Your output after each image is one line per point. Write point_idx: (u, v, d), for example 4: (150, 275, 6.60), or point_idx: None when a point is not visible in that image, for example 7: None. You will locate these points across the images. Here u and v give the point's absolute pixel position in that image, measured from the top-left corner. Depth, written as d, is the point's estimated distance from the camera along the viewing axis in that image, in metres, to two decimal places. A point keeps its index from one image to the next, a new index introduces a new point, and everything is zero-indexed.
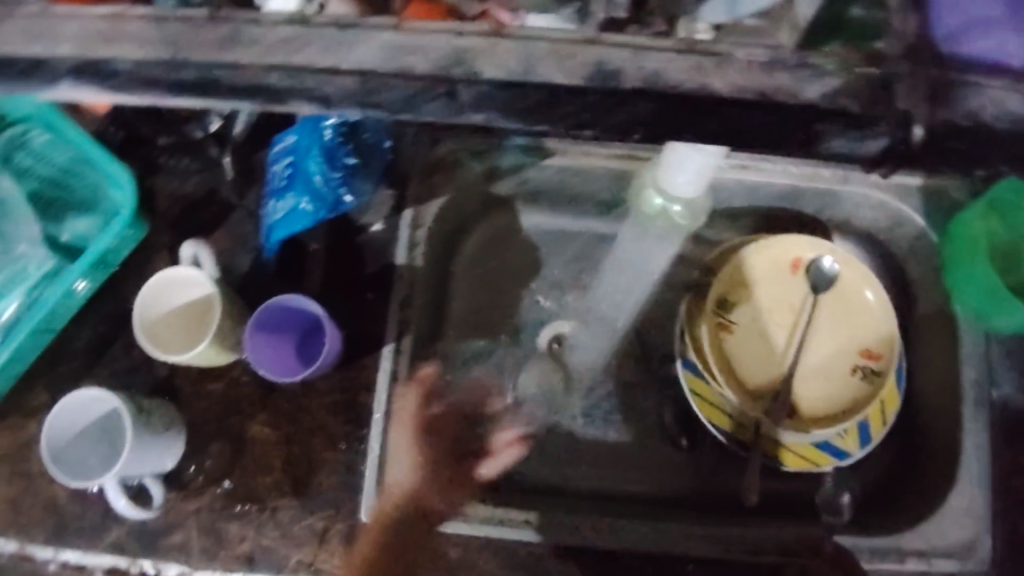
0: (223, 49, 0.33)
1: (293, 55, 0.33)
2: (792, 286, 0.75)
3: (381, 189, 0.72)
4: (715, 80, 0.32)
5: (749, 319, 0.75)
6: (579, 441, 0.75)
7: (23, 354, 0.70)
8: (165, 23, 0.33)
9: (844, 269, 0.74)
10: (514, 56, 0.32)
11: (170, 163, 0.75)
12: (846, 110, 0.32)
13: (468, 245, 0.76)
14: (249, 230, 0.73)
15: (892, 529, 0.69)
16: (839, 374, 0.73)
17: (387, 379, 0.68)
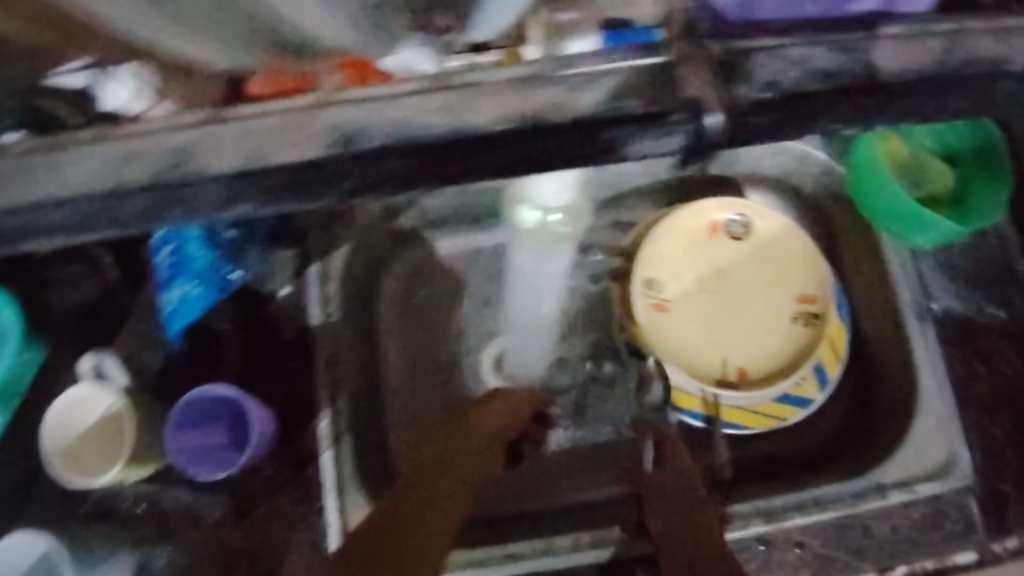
0: None
1: None
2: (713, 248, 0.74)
3: (277, 252, 0.69)
4: None
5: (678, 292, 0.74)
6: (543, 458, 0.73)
7: None
8: None
9: (759, 222, 0.74)
10: (321, 130, 0.34)
11: (54, 277, 0.71)
12: (627, 112, 0.33)
13: (383, 294, 0.74)
14: (152, 325, 0.69)
15: (867, 467, 0.69)
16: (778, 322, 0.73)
17: (328, 445, 0.66)
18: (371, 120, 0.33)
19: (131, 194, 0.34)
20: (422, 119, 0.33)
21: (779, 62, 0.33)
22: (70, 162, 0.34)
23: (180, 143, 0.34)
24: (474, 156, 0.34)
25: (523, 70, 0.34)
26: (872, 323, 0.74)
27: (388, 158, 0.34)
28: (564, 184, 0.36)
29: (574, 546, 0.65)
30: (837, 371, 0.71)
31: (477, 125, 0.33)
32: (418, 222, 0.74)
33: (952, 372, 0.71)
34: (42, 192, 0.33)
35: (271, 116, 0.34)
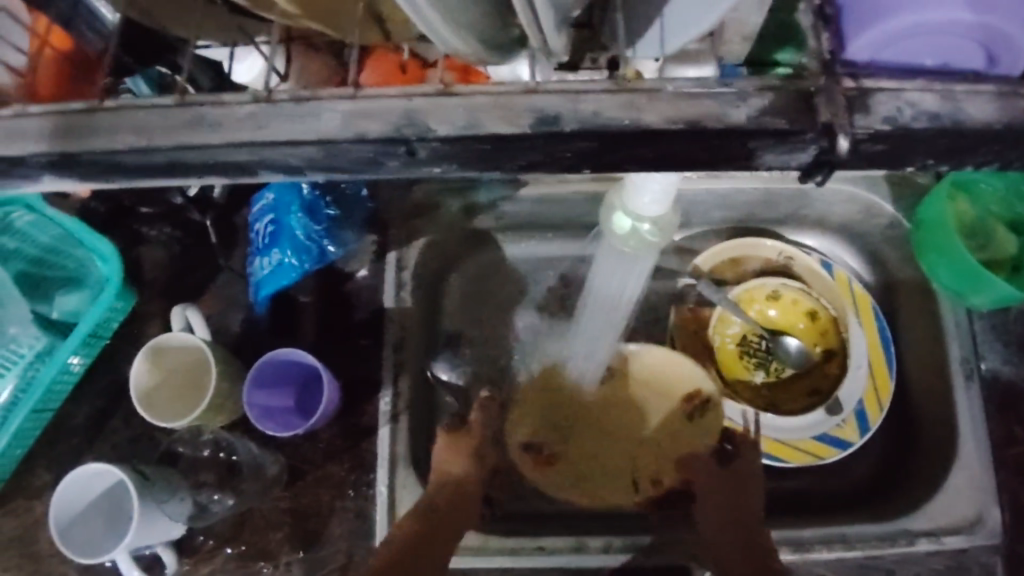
0: (179, 133, 0.34)
1: (239, 133, 0.34)
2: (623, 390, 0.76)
3: (365, 237, 0.73)
4: (636, 112, 0.33)
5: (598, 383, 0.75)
6: None
7: (23, 433, 0.72)
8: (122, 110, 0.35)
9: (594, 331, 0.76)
10: (458, 114, 0.33)
11: (153, 234, 0.77)
12: (772, 127, 0.32)
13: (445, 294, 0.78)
14: (238, 290, 0.74)
15: (897, 515, 0.70)
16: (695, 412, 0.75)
17: (387, 421, 0.69)
18: (533, 107, 0.33)
19: (345, 147, 0.34)
20: (549, 106, 0.33)
21: (897, 101, 0.33)
22: (304, 119, 0.34)
23: (396, 108, 0.34)
24: (613, 155, 0.34)
25: (697, 83, 0.33)
26: (918, 375, 0.76)
27: (526, 146, 0.33)
28: (660, 195, 0.39)
29: (606, 549, 0.67)
30: (879, 419, 0.74)
31: (650, 124, 0.33)
32: (492, 225, 0.78)
33: (993, 435, 0.72)
34: (267, 139, 0.34)
35: (480, 97, 0.33)
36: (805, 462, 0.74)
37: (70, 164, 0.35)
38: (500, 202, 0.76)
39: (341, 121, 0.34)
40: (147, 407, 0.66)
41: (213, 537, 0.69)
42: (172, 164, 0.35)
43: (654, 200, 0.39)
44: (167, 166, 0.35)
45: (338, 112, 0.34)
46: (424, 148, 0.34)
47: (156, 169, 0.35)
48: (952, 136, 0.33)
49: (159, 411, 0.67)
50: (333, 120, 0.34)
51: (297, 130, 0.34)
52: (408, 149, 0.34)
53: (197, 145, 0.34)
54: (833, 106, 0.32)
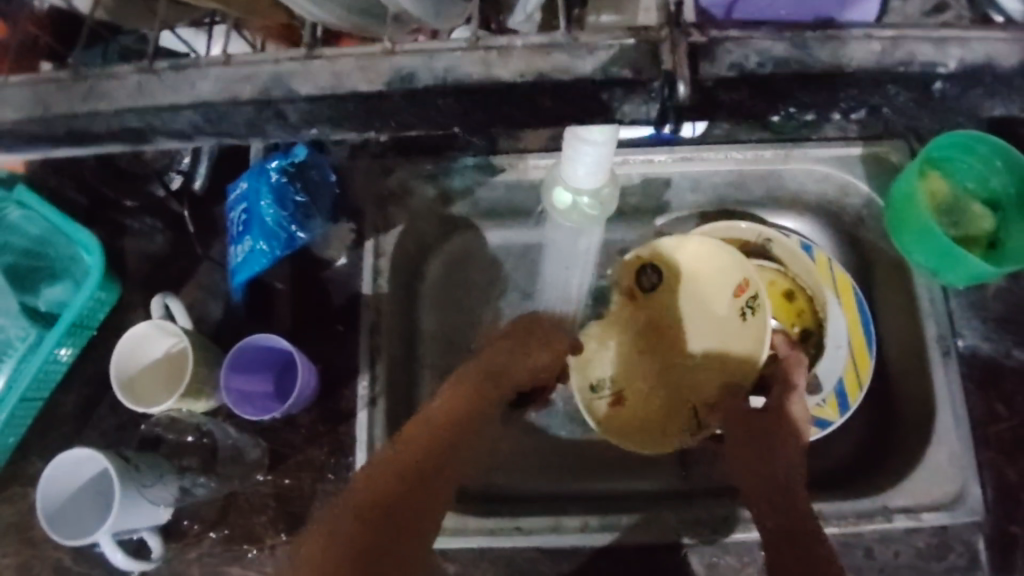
0: (86, 104, 0.35)
1: (140, 99, 0.35)
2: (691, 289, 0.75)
3: (339, 224, 0.74)
4: (535, 70, 0.33)
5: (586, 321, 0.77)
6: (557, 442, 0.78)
7: (15, 420, 0.73)
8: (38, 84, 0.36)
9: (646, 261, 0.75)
10: (321, 75, 0.34)
11: (136, 226, 0.78)
12: (616, 79, 0.33)
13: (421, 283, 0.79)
14: (218, 279, 0.76)
15: (876, 492, 0.70)
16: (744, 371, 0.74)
17: (365, 405, 0.70)
18: (379, 65, 0.34)
19: (223, 110, 0.35)
20: (442, 63, 0.34)
21: (744, 50, 0.32)
22: (180, 87, 0.35)
23: (266, 74, 0.34)
24: (478, 109, 0.35)
25: (543, 36, 0.33)
26: (896, 353, 0.76)
27: (399, 103, 0.34)
28: (593, 170, 0.39)
29: (583, 528, 0.68)
30: (858, 397, 0.75)
31: (499, 77, 0.33)
32: (469, 211, 0.79)
33: (972, 411, 0.72)
34: (154, 106, 0.35)
35: (344, 60, 0.34)
36: None
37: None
38: (475, 187, 0.77)
39: (216, 85, 0.34)
40: (128, 393, 0.68)
41: (197, 522, 0.70)
42: (113, 135, 0.36)
43: (591, 170, 0.39)
44: (65, 136, 0.36)
45: (212, 77, 0.35)
46: (322, 105, 0.35)
47: (62, 140, 0.36)
48: (806, 79, 0.33)
49: (139, 396, 0.69)
50: (208, 84, 0.34)
51: (207, 93, 0.34)
52: (277, 110, 0.34)
53: (127, 111, 0.35)
54: (674, 54, 0.32)
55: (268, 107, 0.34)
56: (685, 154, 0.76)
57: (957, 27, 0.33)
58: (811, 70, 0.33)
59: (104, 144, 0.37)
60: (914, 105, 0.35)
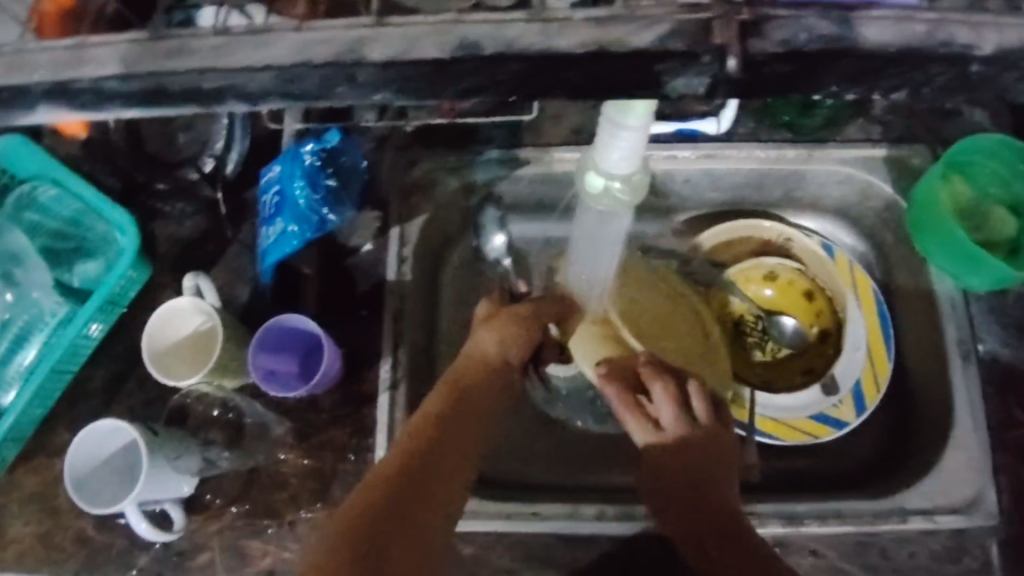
0: (161, 62, 0.36)
1: (218, 60, 0.35)
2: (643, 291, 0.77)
3: (364, 212, 0.76)
4: (573, 38, 0.34)
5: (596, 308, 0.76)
6: (571, 430, 0.78)
7: (45, 391, 0.75)
8: (88, 46, 0.36)
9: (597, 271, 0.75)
10: (395, 41, 0.35)
11: (168, 208, 0.80)
12: (675, 49, 0.34)
13: (442, 274, 0.80)
14: (246, 261, 0.77)
15: (892, 494, 0.71)
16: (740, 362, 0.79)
17: (387, 388, 0.72)
18: (437, 38, 0.35)
19: (298, 71, 0.35)
20: (507, 33, 0.34)
21: (795, 26, 0.34)
22: (257, 48, 0.35)
23: (341, 40, 0.35)
24: (542, 76, 0.35)
25: (605, 9, 0.34)
26: (916, 358, 0.77)
27: (461, 70, 0.35)
28: (630, 157, 0.40)
29: (599, 516, 0.69)
30: (875, 398, 0.75)
31: (559, 48, 0.34)
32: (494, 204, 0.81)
33: (991, 415, 0.72)
34: (232, 65, 0.35)
35: (417, 27, 0.35)
36: (796, 439, 0.75)
37: (67, 93, 0.36)
38: (499, 181, 0.78)
39: (292, 47, 0.35)
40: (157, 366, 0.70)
41: (220, 496, 0.71)
42: (187, 94, 0.36)
43: (622, 155, 0.40)
44: (142, 93, 0.36)
45: (288, 42, 0.35)
46: (390, 70, 0.35)
47: (136, 96, 0.36)
48: (838, 58, 0.34)
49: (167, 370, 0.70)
50: (285, 46, 0.35)
51: (283, 56, 0.35)
52: (352, 73, 0.35)
53: (207, 71, 0.36)
54: (726, 28, 0.33)
55: (343, 69, 0.35)
56: (714, 153, 0.77)
57: (989, 16, 0.34)
58: (845, 57, 0.34)
59: (178, 104, 0.37)
60: (946, 90, 0.35)
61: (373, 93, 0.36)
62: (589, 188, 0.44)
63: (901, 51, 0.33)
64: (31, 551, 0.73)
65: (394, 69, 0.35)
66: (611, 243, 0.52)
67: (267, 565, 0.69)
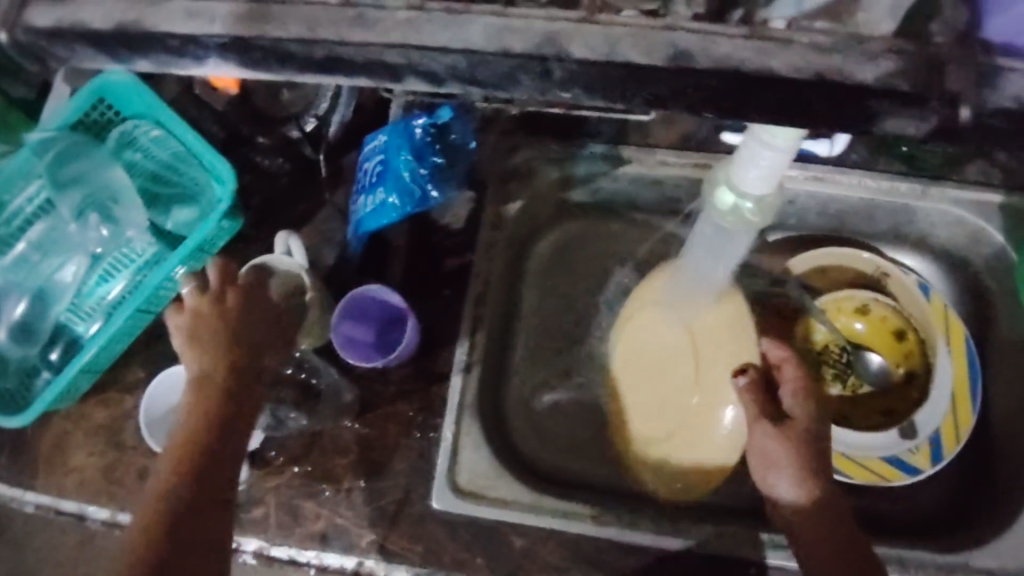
0: (344, 29, 0.34)
1: (406, 36, 0.34)
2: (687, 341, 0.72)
3: (462, 193, 0.75)
4: (776, 59, 0.33)
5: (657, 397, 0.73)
6: None
7: (124, 329, 0.76)
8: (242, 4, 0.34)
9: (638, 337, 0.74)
10: (595, 38, 0.33)
11: (265, 163, 0.81)
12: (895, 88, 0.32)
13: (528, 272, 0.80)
14: (336, 226, 0.78)
15: (956, 548, 0.68)
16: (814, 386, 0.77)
17: (460, 371, 0.72)
18: (619, 35, 0.33)
19: (489, 59, 0.34)
20: (724, 48, 0.33)
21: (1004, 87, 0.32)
22: (454, 27, 0.34)
23: (539, 30, 0.33)
24: (738, 92, 0.33)
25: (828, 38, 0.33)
26: (1002, 415, 0.75)
27: (656, 75, 0.33)
28: (763, 180, 0.39)
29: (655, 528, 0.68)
30: (954, 449, 0.73)
31: (773, 70, 0.33)
32: (587, 199, 0.80)
33: None
34: (428, 43, 0.34)
35: (616, 28, 0.33)
36: (867, 480, 0.73)
37: (243, 48, 0.35)
38: (596, 176, 0.77)
39: (487, 34, 0.34)
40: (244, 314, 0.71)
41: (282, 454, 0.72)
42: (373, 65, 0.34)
43: (755, 176, 0.39)
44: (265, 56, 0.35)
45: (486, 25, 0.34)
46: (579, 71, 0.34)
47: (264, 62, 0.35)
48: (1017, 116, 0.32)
49: None
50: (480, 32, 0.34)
51: (480, 41, 0.33)
52: (555, 62, 0.33)
53: (405, 46, 0.34)
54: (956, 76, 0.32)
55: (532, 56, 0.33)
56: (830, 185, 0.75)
57: None
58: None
59: (354, 74, 0.35)
60: None
61: (563, 89, 0.35)
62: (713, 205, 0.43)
63: None
64: (95, 479, 0.74)
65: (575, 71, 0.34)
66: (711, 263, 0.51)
67: (320, 529, 0.69)
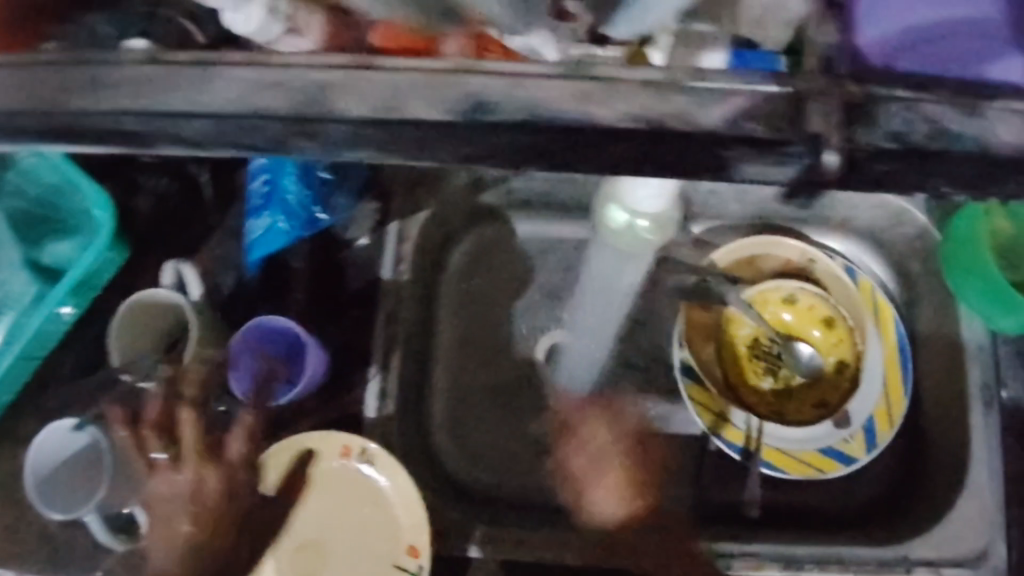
0: (115, 96, 0.35)
1: (161, 99, 0.35)
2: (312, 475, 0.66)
3: (363, 202, 0.70)
4: (596, 107, 0.33)
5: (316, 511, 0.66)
6: None
7: (8, 378, 0.71)
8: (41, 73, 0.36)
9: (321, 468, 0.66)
10: (375, 89, 0.34)
11: (152, 185, 0.75)
12: (747, 133, 0.33)
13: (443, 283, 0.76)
14: (233, 249, 0.73)
15: (897, 540, 0.68)
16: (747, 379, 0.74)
17: (375, 398, 0.68)
18: (475, 86, 0.33)
19: (260, 120, 0.34)
20: (529, 93, 0.33)
21: (904, 113, 0.33)
22: (200, 87, 0.34)
23: (310, 83, 0.34)
24: (593, 149, 0.34)
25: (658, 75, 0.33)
26: (933, 398, 0.73)
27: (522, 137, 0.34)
28: (658, 195, 0.37)
29: None
30: (888, 436, 0.71)
31: (597, 117, 0.33)
32: (500, 201, 0.76)
33: (1008, 467, 0.69)
34: (175, 109, 0.35)
35: (404, 73, 0.34)
36: (802, 474, 0.71)
37: (29, 120, 0.36)
38: (508, 178, 0.74)
39: (249, 90, 0.34)
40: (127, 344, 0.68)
41: None
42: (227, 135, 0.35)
43: (650, 195, 0.37)
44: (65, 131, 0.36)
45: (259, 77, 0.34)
46: (442, 136, 0.34)
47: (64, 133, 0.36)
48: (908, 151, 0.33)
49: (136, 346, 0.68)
50: (246, 87, 0.34)
51: (234, 101, 0.34)
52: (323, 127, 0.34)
53: (255, 117, 0.34)
54: (823, 119, 0.32)
55: (381, 117, 0.34)
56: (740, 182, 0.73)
57: (1009, 99, 0.33)
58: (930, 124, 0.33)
59: (144, 142, 0.36)
60: (993, 161, 0.33)
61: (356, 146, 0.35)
62: (605, 227, 0.40)
63: (993, 136, 0.33)
64: None
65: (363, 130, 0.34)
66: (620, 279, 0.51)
67: None
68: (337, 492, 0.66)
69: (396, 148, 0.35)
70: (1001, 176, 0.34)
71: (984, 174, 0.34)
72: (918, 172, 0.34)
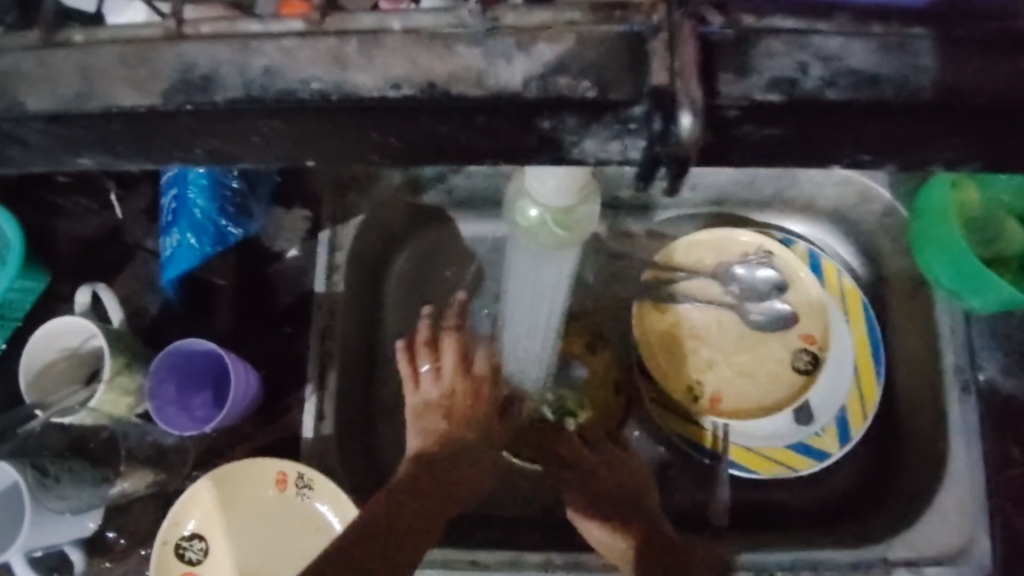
0: None
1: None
2: (253, 508, 0.62)
3: (291, 211, 0.68)
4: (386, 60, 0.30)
5: (260, 546, 0.61)
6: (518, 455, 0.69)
7: None
8: None
9: (261, 498, 0.62)
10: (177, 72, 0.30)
11: (69, 205, 0.70)
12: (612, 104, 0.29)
13: (387, 291, 0.72)
14: (157, 268, 0.68)
15: (874, 540, 0.63)
16: (703, 375, 0.70)
17: (312, 420, 0.62)
18: (293, 57, 0.30)
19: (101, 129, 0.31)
20: (302, 69, 0.30)
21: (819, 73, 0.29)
22: (34, 91, 0.31)
23: (144, 80, 0.31)
24: (443, 128, 0.30)
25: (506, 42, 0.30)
26: (909, 383, 0.69)
27: (371, 125, 0.31)
28: (563, 189, 0.35)
29: (544, 566, 0.60)
30: (861, 428, 0.67)
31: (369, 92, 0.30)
32: (442, 201, 0.72)
33: (988, 454, 0.65)
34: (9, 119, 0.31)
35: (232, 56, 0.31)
36: (772, 473, 0.67)
37: None
38: (448, 175, 0.70)
39: (81, 91, 0.31)
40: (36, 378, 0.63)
41: (122, 537, 0.64)
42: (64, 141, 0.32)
43: (554, 190, 0.35)
44: None
45: (91, 73, 0.31)
46: (285, 128, 0.31)
47: None
48: (824, 128, 0.30)
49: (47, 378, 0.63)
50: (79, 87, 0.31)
51: (61, 105, 0.31)
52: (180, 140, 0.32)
53: (85, 117, 0.31)
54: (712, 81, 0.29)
55: (196, 97, 0.30)
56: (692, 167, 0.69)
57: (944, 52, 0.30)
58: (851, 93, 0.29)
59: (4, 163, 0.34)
60: (923, 131, 0.30)
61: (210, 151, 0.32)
62: (518, 225, 0.38)
63: (924, 99, 0.29)
64: None
65: (205, 131, 0.31)
66: (549, 282, 0.49)
67: None
68: (280, 522, 0.61)
69: (247, 153, 0.32)
70: (931, 148, 0.31)
71: (917, 145, 0.31)
72: (832, 147, 0.31)
